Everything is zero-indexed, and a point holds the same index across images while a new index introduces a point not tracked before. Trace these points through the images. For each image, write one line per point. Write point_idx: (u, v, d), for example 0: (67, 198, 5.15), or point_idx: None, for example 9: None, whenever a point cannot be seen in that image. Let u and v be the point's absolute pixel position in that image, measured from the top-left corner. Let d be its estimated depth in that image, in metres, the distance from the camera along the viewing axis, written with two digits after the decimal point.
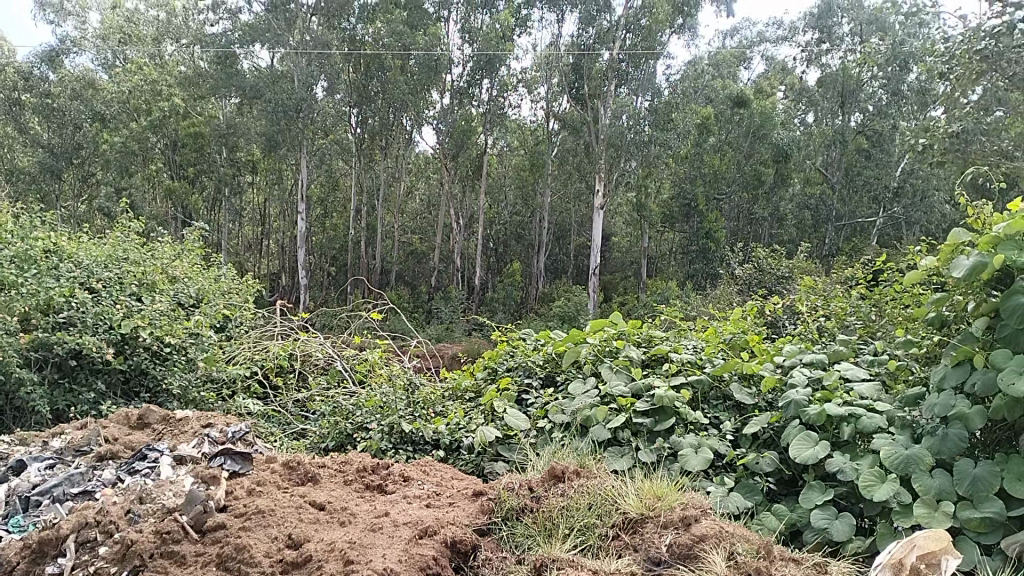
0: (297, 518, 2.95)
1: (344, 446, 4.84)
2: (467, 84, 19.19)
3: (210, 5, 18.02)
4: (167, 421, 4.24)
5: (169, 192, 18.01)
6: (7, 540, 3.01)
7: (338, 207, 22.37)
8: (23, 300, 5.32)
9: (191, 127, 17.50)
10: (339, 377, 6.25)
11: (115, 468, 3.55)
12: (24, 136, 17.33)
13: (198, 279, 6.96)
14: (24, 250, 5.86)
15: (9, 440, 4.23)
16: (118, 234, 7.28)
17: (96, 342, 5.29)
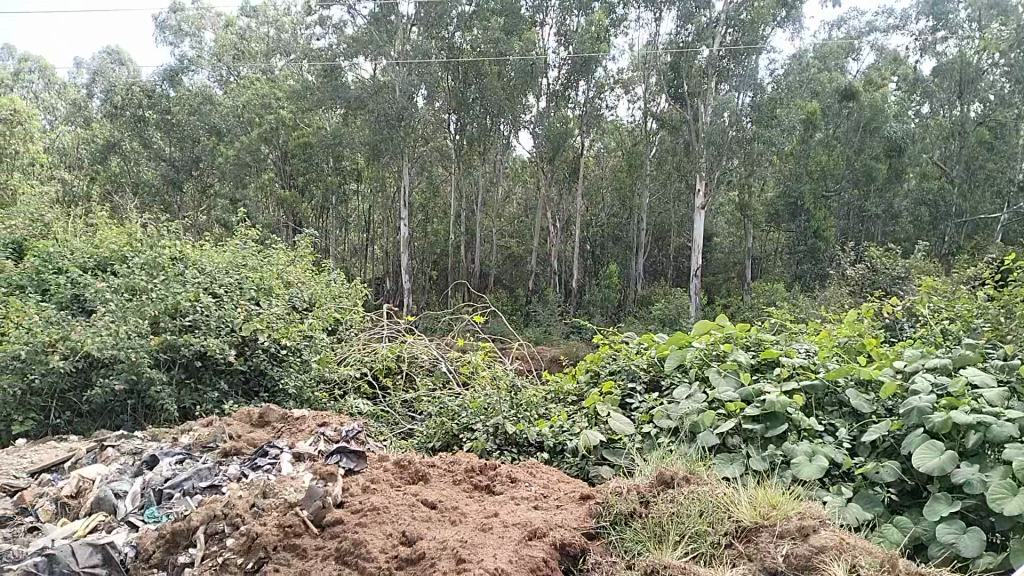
0: (410, 516, 3.02)
1: (451, 446, 4.91)
2: (563, 87, 19.39)
3: (316, 20, 18.73)
4: (285, 419, 4.44)
5: (280, 201, 18.86)
6: (144, 530, 3.21)
7: (438, 212, 22.79)
8: (155, 305, 5.70)
9: (301, 138, 18.24)
10: (443, 379, 6.37)
11: (239, 465, 3.75)
12: (148, 150, 18.61)
13: (310, 283, 7.25)
14: (153, 257, 6.31)
15: (143, 436, 4.52)
16: (237, 242, 7.68)
17: (219, 344, 5.58)
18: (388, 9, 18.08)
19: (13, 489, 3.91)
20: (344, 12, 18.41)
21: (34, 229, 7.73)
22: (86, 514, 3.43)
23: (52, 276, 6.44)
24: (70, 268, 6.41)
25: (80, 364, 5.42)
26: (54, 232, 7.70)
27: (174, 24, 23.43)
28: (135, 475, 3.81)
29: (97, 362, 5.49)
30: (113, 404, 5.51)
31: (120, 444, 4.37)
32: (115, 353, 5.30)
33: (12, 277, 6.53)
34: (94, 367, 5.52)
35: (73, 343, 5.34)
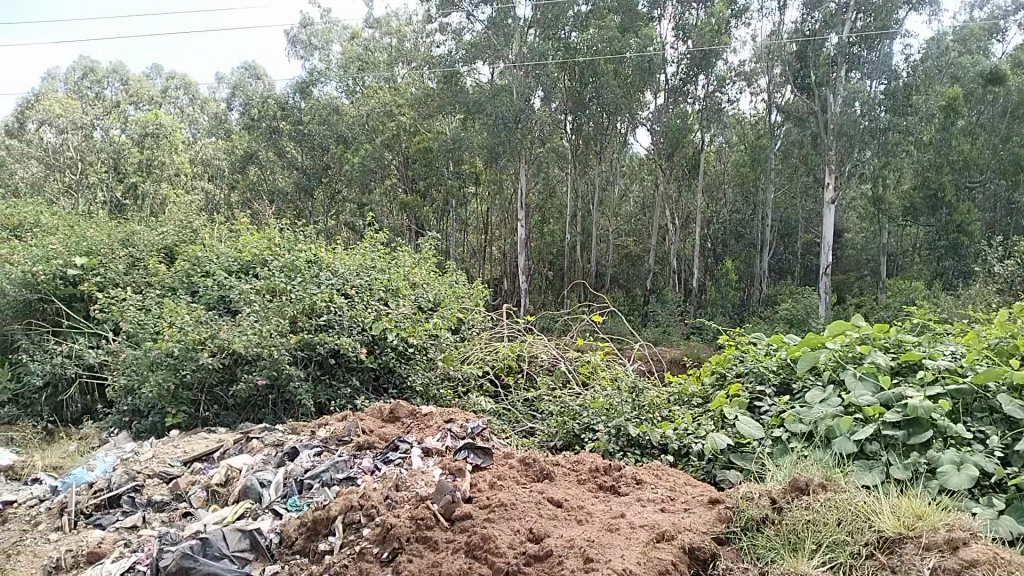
0: (536, 513, 3.06)
1: (572, 445, 4.91)
2: (682, 82, 18.94)
3: (437, 28, 19.26)
4: (414, 416, 4.60)
5: (403, 206, 19.46)
6: (287, 517, 3.40)
7: (555, 212, 22.89)
8: (294, 306, 6.01)
9: (421, 143, 18.54)
10: (563, 378, 6.40)
11: (372, 458, 3.92)
12: (283, 159, 19.61)
13: (434, 284, 7.47)
14: (291, 260, 6.72)
15: (284, 429, 4.81)
16: (366, 245, 8.01)
17: (351, 342, 5.86)
18: (505, 13, 18.36)
19: (170, 477, 4.22)
20: (464, 18, 18.81)
21: (184, 234, 8.31)
22: (234, 502, 3.68)
23: (200, 279, 6.92)
24: (216, 271, 6.87)
25: (226, 360, 5.78)
26: (202, 238, 8.25)
27: (303, 38, 24.61)
28: (278, 465, 4.05)
29: (241, 359, 5.85)
30: (255, 398, 5.87)
31: (262, 437, 4.65)
32: (258, 351, 5.63)
33: (165, 279, 7.05)
34: (238, 363, 5.89)
35: (220, 341, 5.70)
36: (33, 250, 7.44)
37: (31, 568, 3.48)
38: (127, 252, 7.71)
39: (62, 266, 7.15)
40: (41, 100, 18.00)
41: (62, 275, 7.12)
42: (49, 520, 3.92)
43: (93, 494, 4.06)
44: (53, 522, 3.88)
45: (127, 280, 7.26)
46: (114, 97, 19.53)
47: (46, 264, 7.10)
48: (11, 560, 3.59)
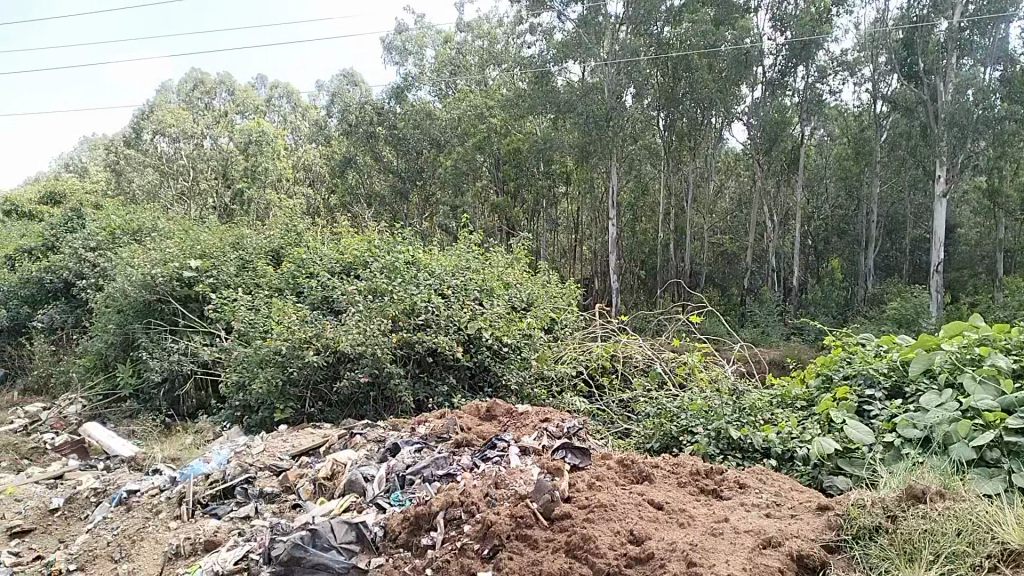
0: (637, 515, 3.03)
1: (670, 447, 4.82)
2: (780, 74, 18.41)
3: (527, 28, 19.36)
4: (510, 414, 4.65)
5: (495, 207, 19.61)
6: (390, 512, 3.49)
7: (647, 211, 22.59)
8: (394, 306, 6.18)
9: (512, 144, 19.10)
10: (659, 379, 6.37)
11: (470, 455, 3.99)
12: (379, 163, 20.04)
13: (528, 284, 7.51)
14: (391, 262, 6.94)
15: (385, 426, 4.95)
16: (461, 246, 8.14)
17: (449, 341, 5.96)
18: (596, 11, 18.15)
19: (279, 470, 4.41)
20: (555, 18, 18.80)
21: (289, 237, 8.65)
22: (340, 495, 3.82)
23: (305, 280, 7.20)
24: (320, 273, 7.15)
25: (329, 358, 5.99)
26: (306, 240, 8.56)
27: (398, 44, 24.72)
28: (380, 461, 4.17)
29: (344, 357, 6.04)
30: (357, 395, 6.04)
31: (365, 433, 4.80)
32: (361, 349, 5.82)
33: (273, 281, 7.40)
34: (341, 362, 6.08)
35: (326, 340, 5.96)
36: (153, 254, 7.91)
37: (155, 554, 3.70)
38: (237, 255, 8.10)
39: (179, 269, 7.57)
40: (155, 112, 19.03)
41: (179, 277, 7.54)
42: (168, 507, 4.15)
43: (210, 484, 4.28)
44: (173, 509, 4.11)
45: (238, 281, 7.64)
46: (222, 107, 20.45)
47: (164, 267, 7.54)
48: (137, 545, 3.83)
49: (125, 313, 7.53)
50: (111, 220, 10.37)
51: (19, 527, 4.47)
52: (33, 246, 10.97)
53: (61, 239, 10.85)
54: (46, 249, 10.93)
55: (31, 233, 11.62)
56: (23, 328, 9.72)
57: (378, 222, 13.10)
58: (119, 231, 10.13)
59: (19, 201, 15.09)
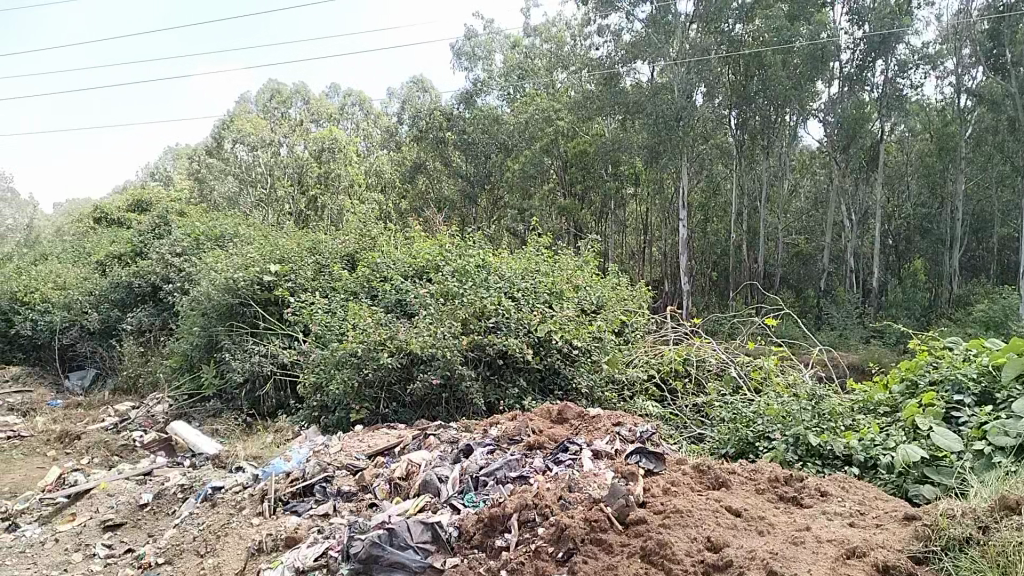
0: (714, 522, 2.98)
1: (746, 454, 4.72)
2: (858, 69, 17.87)
3: (595, 30, 19.32)
4: (582, 418, 4.63)
5: (563, 210, 19.60)
6: (464, 513, 3.52)
7: (718, 211, 22.17)
8: (465, 308, 6.25)
9: (578, 147, 18.99)
10: (734, 384, 6.25)
11: (543, 458, 3.99)
12: (448, 169, 20.27)
13: (597, 287, 7.49)
14: (463, 265, 7.02)
15: (458, 428, 5.01)
16: (531, 249, 8.17)
17: (519, 343, 5.97)
18: (665, 11, 17.98)
19: (356, 469, 4.52)
20: (623, 18, 18.66)
21: (363, 242, 8.85)
22: (415, 495, 3.88)
23: (379, 283, 7.36)
24: (393, 277, 7.29)
25: (403, 360, 6.09)
26: (379, 245, 8.74)
27: (468, 50, 24.25)
28: (454, 462, 4.22)
29: (416, 358, 6.14)
30: (430, 396, 6.10)
31: (439, 434, 4.86)
32: (433, 351, 5.91)
33: (348, 285, 7.58)
34: (414, 364, 6.17)
35: (399, 342, 6.08)
36: (235, 259, 8.22)
37: (238, 549, 3.83)
38: (314, 259, 8.33)
39: (259, 273, 7.83)
40: (234, 122, 19.71)
41: (260, 280, 7.81)
42: (251, 504, 4.29)
43: (289, 482, 4.40)
44: (255, 506, 4.25)
45: (315, 285, 7.87)
46: (297, 115, 21.07)
47: (245, 271, 7.82)
48: (221, 541, 3.97)
49: (208, 316, 7.83)
50: (195, 227, 10.79)
51: (112, 521, 4.69)
52: (124, 252, 11.50)
53: (150, 244, 11.35)
54: (135, 255, 11.46)
55: (121, 239, 12.19)
56: (115, 330, 10.20)
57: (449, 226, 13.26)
58: (204, 237, 10.54)
59: (109, 210, 15.85)
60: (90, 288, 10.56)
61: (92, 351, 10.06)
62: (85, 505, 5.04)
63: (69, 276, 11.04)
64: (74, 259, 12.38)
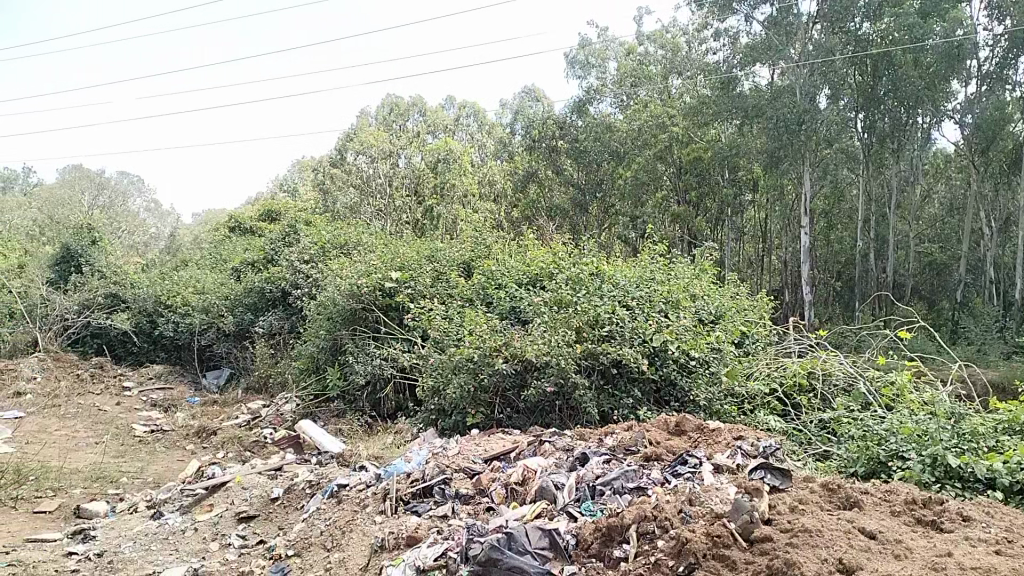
0: (846, 543, 2.85)
1: (876, 473, 4.49)
2: (1000, 66, 16.65)
3: (713, 35, 18.94)
4: (701, 430, 4.55)
5: (676, 218, 19.22)
6: (581, 521, 3.52)
7: (842, 219, 21.20)
8: (579, 317, 6.27)
9: (693, 153, 18.58)
10: (863, 400, 5.96)
11: (661, 470, 3.95)
12: (560, 177, 20.33)
13: (715, 296, 7.32)
14: (576, 274, 7.05)
15: (573, 435, 5.02)
16: (647, 257, 8.09)
17: (634, 353, 5.92)
18: (787, 11, 17.52)
19: (473, 472, 4.60)
20: (742, 21, 18.18)
21: (478, 250, 9.00)
22: (532, 501, 3.91)
23: (495, 291, 7.50)
24: (508, 284, 7.41)
25: (516, 366, 6.15)
26: (494, 253, 8.88)
27: (581, 59, 24.33)
28: (570, 469, 4.23)
29: (530, 365, 6.19)
30: (543, 404, 6.12)
31: (554, 441, 4.89)
32: (548, 358, 5.95)
33: (465, 292, 7.76)
34: (528, 371, 6.23)
35: (514, 349, 6.16)
36: (358, 266, 8.57)
37: (362, 545, 3.98)
38: (432, 266, 8.55)
39: (380, 280, 8.09)
40: (356, 134, 20.54)
41: (381, 287, 8.07)
42: (373, 502, 4.44)
43: (410, 482, 4.54)
44: (378, 504, 4.39)
45: (433, 292, 8.09)
46: (415, 128, 21.75)
47: (367, 278, 8.11)
48: (346, 536, 4.13)
49: (333, 320, 8.17)
50: (321, 235, 11.28)
51: (246, 512, 4.98)
52: (256, 259, 12.19)
53: (280, 251, 11.97)
54: (266, 261, 12.11)
55: (254, 246, 12.92)
56: (246, 332, 10.81)
57: (564, 234, 13.30)
58: (329, 246, 11.00)
59: (242, 220, 16.83)
60: (226, 293, 11.25)
61: (227, 352, 10.71)
62: (221, 497, 5.38)
63: (208, 281, 11.80)
64: (212, 265, 13.21)
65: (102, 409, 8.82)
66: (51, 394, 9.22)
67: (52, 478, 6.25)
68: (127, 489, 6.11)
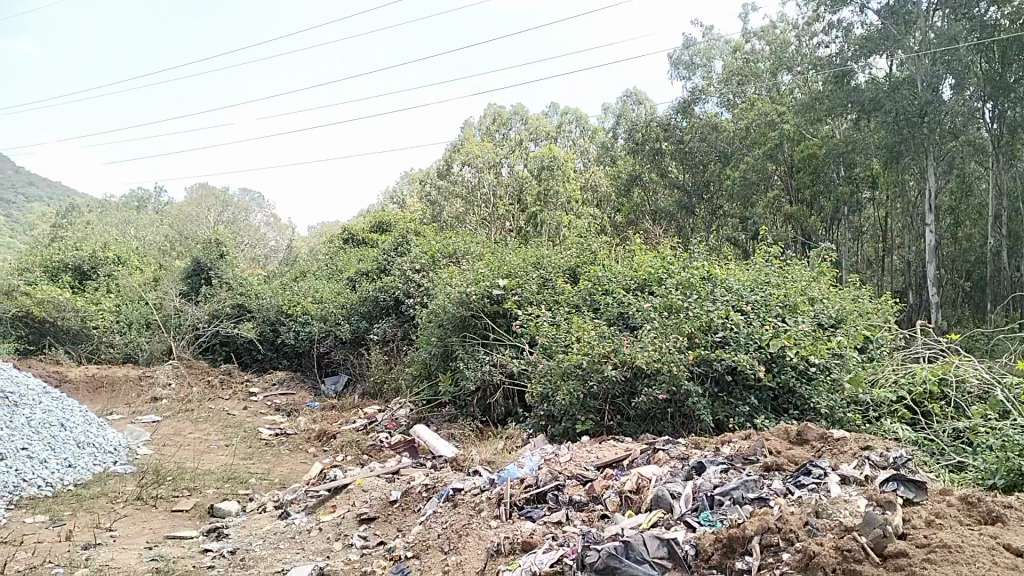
0: (991, 561, 2.67)
1: (1019, 487, 4.20)
2: None
3: (825, 27, 18.20)
4: (825, 439, 4.37)
5: (789, 218, 18.57)
6: (700, 531, 3.44)
7: (972, 215, 19.88)
8: (690, 322, 6.17)
9: (806, 151, 17.85)
10: (1001, 408, 5.58)
11: (783, 480, 3.83)
12: (666, 179, 20.10)
13: (834, 300, 7.04)
14: (687, 278, 6.93)
15: (688, 443, 4.94)
16: (760, 260, 7.87)
17: (749, 359, 5.75)
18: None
19: (585, 479, 4.59)
20: (856, 12, 17.43)
21: (584, 256, 8.98)
22: (647, 510, 3.86)
23: (602, 297, 7.48)
24: (616, 290, 7.37)
25: (626, 373, 6.10)
26: (600, 259, 8.85)
27: (685, 58, 23.81)
28: (686, 478, 4.16)
29: (641, 371, 6.12)
30: (654, 411, 6.03)
31: (668, 449, 4.82)
32: (659, 365, 5.86)
33: (572, 298, 7.77)
34: (639, 377, 6.16)
35: (624, 355, 6.11)
36: (467, 274, 8.73)
37: (478, 549, 4.04)
38: (538, 273, 8.58)
39: (488, 287, 8.21)
40: (460, 145, 20.92)
41: (490, 294, 8.17)
42: (488, 507, 4.50)
43: (524, 488, 4.57)
44: (492, 509, 4.45)
45: (540, 298, 8.12)
46: (518, 136, 21.97)
47: (477, 286, 8.24)
48: (462, 540, 4.21)
49: (444, 327, 8.34)
50: (430, 245, 11.55)
51: (366, 514, 5.16)
52: (370, 269, 12.60)
53: (392, 261, 12.33)
54: (380, 271, 12.51)
55: (368, 257, 13.34)
56: (361, 340, 11.18)
57: (672, 239, 13.06)
58: (438, 255, 11.25)
59: (355, 231, 17.43)
60: (342, 302, 11.69)
61: (343, 358, 11.13)
62: (343, 499, 5.59)
63: (325, 290, 12.30)
64: (329, 276, 13.77)
65: (231, 413, 9.35)
66: (185, 399, 9.85)
67: (188, 479, 6.66)
68: (255, 490, 6.45)
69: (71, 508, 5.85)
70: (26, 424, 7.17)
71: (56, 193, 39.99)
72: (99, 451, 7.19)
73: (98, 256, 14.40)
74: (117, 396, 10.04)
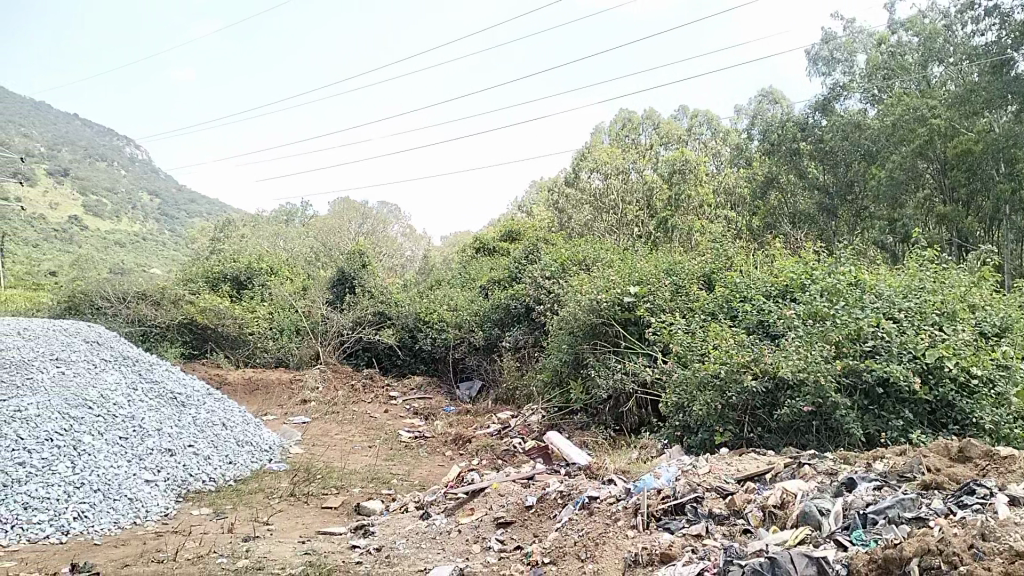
0: None
1: None
2: None
3: (979, 13, 16.90)
4: (990, 457, 4.06)
5: (942, 218, 17.27)
6: (852, 550, 3.27)
7: None
8: (837, 331, 5.88)
9: (962, 147, 16.19)
10: None
11: (943, 500, 3.59)
12: (804, 180, 19.72)
13: (999, 307, 6.55)
14: (832, 285, 6.65)
15: (835, 458, 4.74)
16: (914, 263, 7.42)
17: (903, 371, 5.44)
18: None
19: (726, 492, 4.48)
20: None
21: (719, 261, 8.75)
22: (793, 526, 3.72)
23: (740, 304, 7.29)
24: (755, 297, 7.16)
25: (767, 384, 5.92)
26: (737, 263, 8.59)
27: (825, 54, 22.82)
28: (834, 494, 3.98)
29: (783, 383, 5.91)
30: (799, 423, 5.80)
31: (814, 464, 4.63)
32: (803, 376, 5.63)
33: (707, 305, 7.61)
34: (780, 389, 5.96)
35: (764, 365, 5.94)
36: (599, 281, 8.73)
37: (616, 559, 4.04)
38: (670, 279, 8.37)
39: (620, 294, 8.16)
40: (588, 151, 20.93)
41: (620, 302, 8.11)
42: (626, 516, 4.48)
43: (661, 499, 4.52)
44: (629, 518, 4.43)
45: (673, 305, 7.98)
46: (646, 141, 21.72)
47: (607, 293, 8.23)
48: (600, 548, 4.20)
49: (576, 334, 8.41)
50: (560, 252, 11.57)
51: (503, 518, 5.26)
52: (501, 277, 12.84)
53: (523, 269, 12.51)
54: (511, 279, 12.71)
55: (499, 265, 13.56)
56: (494, 346, 11.50)
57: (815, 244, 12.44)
58: (568, 262, 11.22)
59: (486, 240, 17.79)
60: (476, 309, 12.05)
61: (477, 365, 11.51)
62: (480, 501, 5.74)
63: (459, 299, 12.64)
64: (462, 284, 14.13)
65: (373, 416, 9.80)
66: (331, 401, 10.41)
67: (336, 477, 7.05)
68: (397, 490, 6.73)
69: (232, 502, 6.32)
70: (193, 423, 7.79)
71: (214, 210, 43.19)
72: (256, 449, 7.74)
73: (253, 267, 15.45)
74: (271, 398, 10.75)
